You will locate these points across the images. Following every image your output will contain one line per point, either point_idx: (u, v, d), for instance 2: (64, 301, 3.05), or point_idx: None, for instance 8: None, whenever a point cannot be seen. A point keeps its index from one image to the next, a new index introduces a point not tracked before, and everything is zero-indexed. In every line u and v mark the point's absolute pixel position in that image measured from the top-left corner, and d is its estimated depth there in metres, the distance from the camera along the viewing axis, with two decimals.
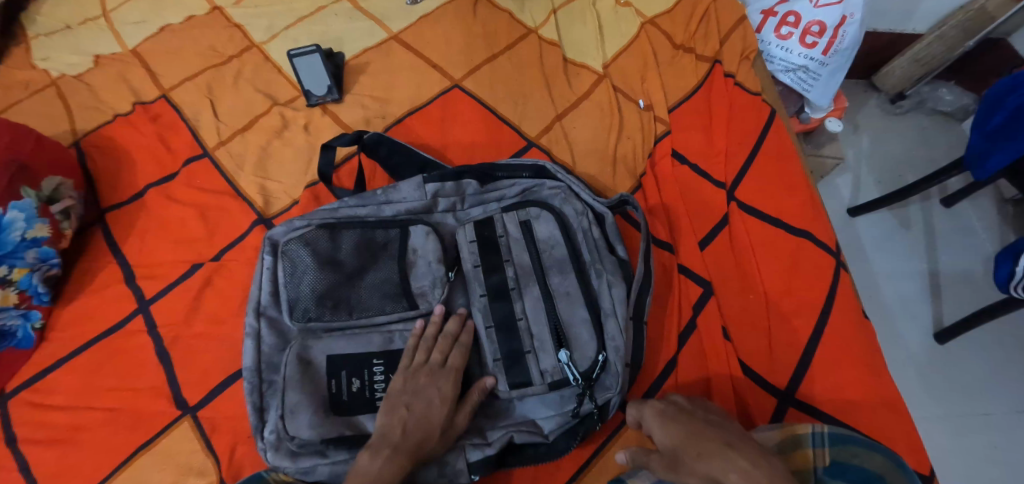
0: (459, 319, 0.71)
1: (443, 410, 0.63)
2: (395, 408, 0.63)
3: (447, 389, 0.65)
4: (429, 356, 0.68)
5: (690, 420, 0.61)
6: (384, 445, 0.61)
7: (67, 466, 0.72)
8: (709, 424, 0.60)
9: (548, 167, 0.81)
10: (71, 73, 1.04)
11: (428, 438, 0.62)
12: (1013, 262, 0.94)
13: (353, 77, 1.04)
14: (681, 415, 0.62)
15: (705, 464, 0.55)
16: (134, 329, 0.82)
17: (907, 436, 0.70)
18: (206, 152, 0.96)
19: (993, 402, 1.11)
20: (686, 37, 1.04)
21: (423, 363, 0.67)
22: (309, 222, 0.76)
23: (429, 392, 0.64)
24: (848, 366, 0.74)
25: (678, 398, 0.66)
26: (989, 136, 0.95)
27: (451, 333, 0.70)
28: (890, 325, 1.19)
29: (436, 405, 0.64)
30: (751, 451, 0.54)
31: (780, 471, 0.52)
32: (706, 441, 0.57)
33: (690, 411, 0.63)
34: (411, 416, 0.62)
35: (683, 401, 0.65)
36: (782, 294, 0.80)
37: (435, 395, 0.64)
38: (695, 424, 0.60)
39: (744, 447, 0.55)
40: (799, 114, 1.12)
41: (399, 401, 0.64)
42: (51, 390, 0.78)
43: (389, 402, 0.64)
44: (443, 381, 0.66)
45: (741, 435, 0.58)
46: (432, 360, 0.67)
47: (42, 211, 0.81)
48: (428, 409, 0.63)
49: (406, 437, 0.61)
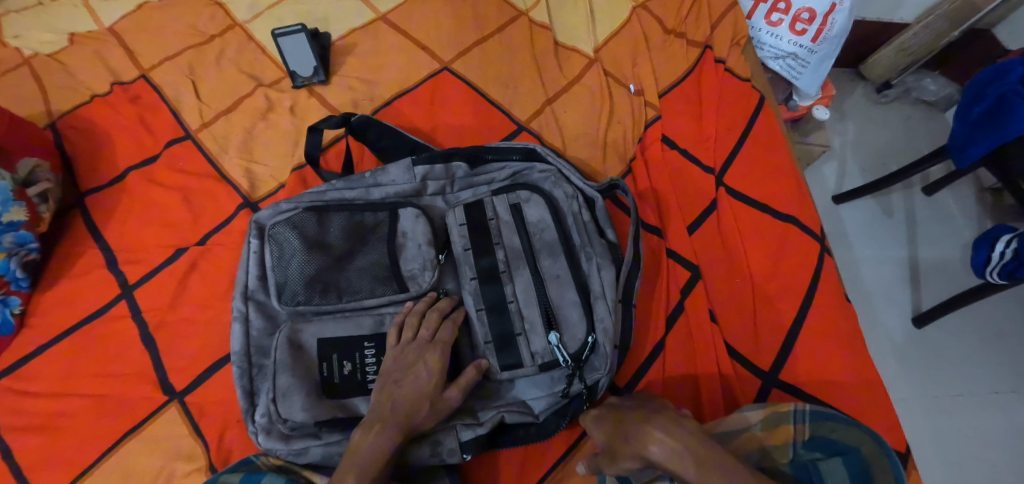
0: (451, 300, 0.71)
1: (432, 383, 0.63)
2: (385, 384, 0.63)
3: (433, 362, 0.64)
4: (417, 333, 0.68)
5: (616, 411, 0.61)
6: (375, 421, 0.61)
7: (52, 453, 0.71)
8: (630, 407, 0.61)
9: (538, 150, 0.81)
10: (45, 52, 1.01)
11: (417, 413, 0.62)
12: (990, 248, 0.98)
13: (340, 58, 1.02)
14: (615, 414, 0.61)
15: (633, 448, 0.57)
16: (117, 314, 0.80)
17: (885, 415, 0.72)
18: (188, 134, 0.94)
19: (966, 383, 1.14)
20: (678, 21, 1.03)
21: (412, 340, 0.67)
22: (297, 206, 0.75)
23: (416, 367, 0.64)
24: (831, 348, 0.76)
25: (610, 398, 0.66)
26: (972, 124, 0.96)
27: (443, 310, 0.70)
28: (871, 309, 1.22)
29: (424, 378, 0.63)
30: (662, 419, 0.56)
31: (697, 438, 0.54)
32: (629, 423, 0.58)
33: (621, 403, 0.63)
34: (400, 391, 0.62)
35: (615, 399, 0.64)
36: (768, 278, 0.81)
37: (423, 369, 0.64)
38: (621, 413, 0.61)
39: (659, 415, 0.57)
40: (787, 101, 1.14)
41: (389, 378, 0.64)
42: (33, 377, 0.76)
43: (381, 381, 0.64)
44: (430, 354, 0.65)
45: (656, 407, 0.59)
46: (420, 336, 0.67)
47: (19, 194, 0.78)
48: (416, 382, 0.63)
49: (395, 410, 0.61)
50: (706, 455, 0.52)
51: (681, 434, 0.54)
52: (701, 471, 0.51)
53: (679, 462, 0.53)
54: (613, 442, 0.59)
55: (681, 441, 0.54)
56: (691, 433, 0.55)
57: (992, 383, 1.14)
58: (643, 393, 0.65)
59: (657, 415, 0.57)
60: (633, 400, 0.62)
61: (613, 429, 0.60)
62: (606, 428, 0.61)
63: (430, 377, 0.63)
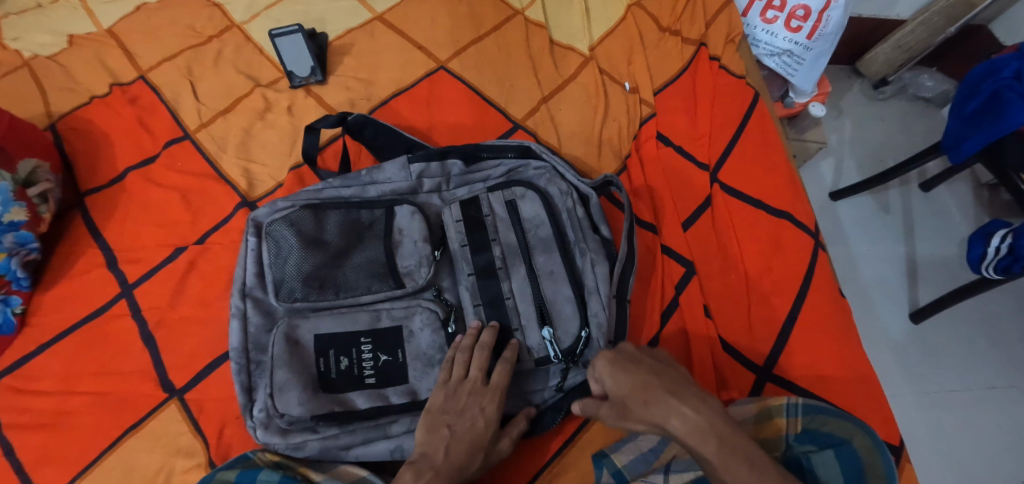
0: (516, 347, 0.68)
1: (488, 432, 0.62)
2: (438, 426, 0.61)
3: (491, 410, 0.63)
4: (467, 371, 0.66)
5: (634, 370, 0.60)
6: (427, 467, 0.58)
7: (53, 450, 0.72)
8: (651, 370, 0.59)
9: (533, 147, 0.81)
10: (45, 54, 1.02)
11: (470, 463, 0.60)
12: (985, 243, 0.99)
13: (337, 58, 1.03)
14: (638, 366, 0.60)
15: (652, 414, 0.56)
16: (117, 313, 0.81)
17: (879, 409, 0.72)
18: (187, 135, 0.95)
19: (963, 379, 1.15)
20: (672, 20, 1.04)
21: (462, 379, 0.65)
22: (294, 204, 0.75)
23: (472, 413, 0.62)
24: (825, 343, 0.76)
25: (625, 343, 0.64)
26: (967, 120, 0.97)
27: (509, 360, 0.67)
28: (868, 306, 1.22)
29: (479, 426, 0.62)
30: (690, 397, 0.56)
31: (722, 419, 0.54)
32: (651, 389, 0.57)
33: (644, 358, 0.62)
34: (454, 437, 0.61)
35: (631, 347, 0.63)
36: (762, 274, 0.81)
37: (478, 416, 0.62)
38: (645, 370, 0.59)
39: (686, 392, 0.57)
40: (783, 99, 1.15)
41: (440, 420, 0.62)
42: (35, 376, 0.77)
43: (428, 420, 0.62)
44: (487, 400, 0.63)
45: (685, 380, 0.59)
46: (473, 376, 0.65)
47: (19, 194, 0.79)
48: (472, 429, 0.61)
49: (449, 459, 0.59)
50: (731, 437, 0.53)
51: (709, 413, 0.55)
52: (722, 451, 0.52)
53: (700, 438, 0.53)
54: (630, 394, 0.59)
55: (705, 419, 0.54)
56: (717, 413, 0.55)
57: (988, 379, 1.15)
58: (663, 354, 0.64)
59: (686, 392, 0.57)
60: (658, 362, 0.62)
61: (633, 380, 0.59)
62: (619, 374, 0.60)
63: (485, 426, 0.62)
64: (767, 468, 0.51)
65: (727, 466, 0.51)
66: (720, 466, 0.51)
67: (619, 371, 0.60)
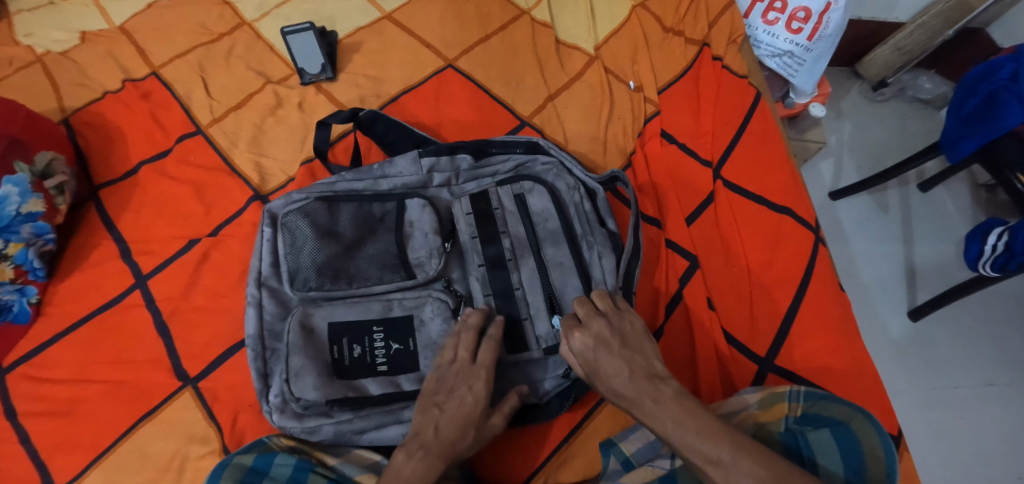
0: (500, 324, 0.69)
1: (477, 409, 0.63)
2: (428, 408, 0.63)
3: (479, 388, 0.64)
4: (458, 353, 0.67)
5: (603, 353, 0.62)
6: (417, 446, 0.60)
7: (68, 437, 0.74)
8: (616, 356, 0.61)
9: (542, 143, 0.84)
10: (57, 50, 1.04)
11: (462, 440, 0.61)
12: (983, 241, 1.00)
13: (346, 56, 1.05)
14: (601, 350, 0.62)
15: (620, 398, 0.61)
16: (131, 303, 0.83)
17: (878, 398, 0.74)
18: (199, 130, 0.96)
19: (960, 376, 1.17)
20: (676, 20, 1.05)
21: (453, 361, 0.66)
22: (309, 195, 0.77)
23: (460, 391, 0.64)
24: (826, 335, 0.77)
25: (594, 318, 0.65)
26: (964, 120, 0.99)
27: (495, 339, 0.68)
28: (867, 303, 1.24)
29: (468, 403, 0.63)
30: (644, 387, 0.59)
31: (681, 406, 0.56)
32: (616, 376, 0.60)
33: (607, 339, 0.63)
34: (444, 416, 0.62)
35: (603, 327, 0.64)
36: (763, 267, 0.83)
37: (467, 394, 0.64)
38: (605, 356, 0.62)
39: (641, 378, 0.60)
40: (784, 99, 1.17)
41: (431, 401, 0.64)
42: (51, 365, 0.79)
43: (422, 402, 0.64)
44: (475, 379, 0.65)
45: (646, 365, 0.61)
46: (460, 358, 0.66)
47: (36, 186, 0.81)
48: (460, 407, 0.63)
49: (438, 436, 0.61)
50: (686, 419, 0.55)
51: (664, 399, 0.57)
52: (677, 431, 0.55)
53: (660, 423, 0.57)
54: (601, 378, 0.62)
55: (666, 408, 0.57)
56: (672, 398, 0.57)
57: (986, 376, 1.17)
58: (633, 328, 0.64)
59: (642, 378, 0.60)
60: (621, 344, 0.62)
61: (598, 366, 0.62)
62: (588, 358, 0.63)
63: (474, 402, 0.63)
64: (720, 438, 0.53)
65: (684, 444, 0.55)
66: (680, 447, 0.55)
67: (587, 354, 0.63)
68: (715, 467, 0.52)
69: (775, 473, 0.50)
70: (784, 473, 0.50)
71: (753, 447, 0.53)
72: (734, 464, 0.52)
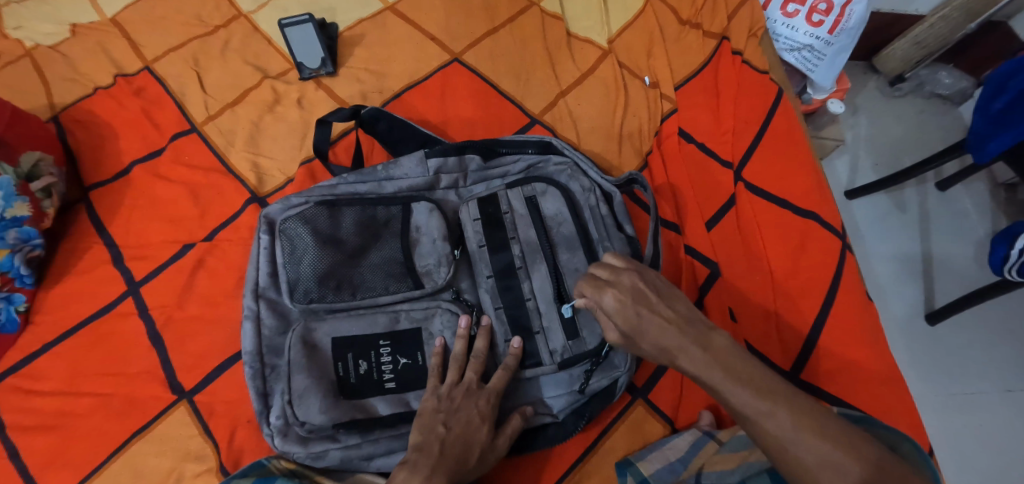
0: (517, 353, 0.67)
1: (484, 430, 0.60)
2: (433, 425, 0.59)
3: (485, 405, 0.61)
4: (462, 375, 0.64)
5: (643, 303, 0.55)
6: (422, 464, 0.55)
7: (58, 453, 0.70)
8: (660, 307, 0.55)
9: (554, 143, 0.79)
10: (47, 43, 0.99)
11: (468, 457, 0.57)
12: (1009, 245, 0.95)
13: (347, 50, 1.00)
14: (640, 305, 0.55)
15: (660, 351, 0.55)
16: (123, 311, 0.79)
17: (909, 414, 0.70)
18: (194, 128, 0.92)
19: (978, 381, 1.13)
20: (693, 12, 0.99)
21: (457, 384, 0.63)
22: (308, 199, 0.72)
23: (467, 411, 0.60)
24: (852, 347, 0.73)
25: (624, 273, 0.57)
26: (992, 120, 0.94)
27: (509, 367, 0.66)
28: (885, 306, 1.20)
29: (475, 423, 0.60)
30: (690, 332, 0.54)
31: (731, 350, 0.53)
32: (659, 328, 0.54)
33: (644, 293, 0.56)
34: (450, 435, 0.58)
35: (638, 280, 0.57)
36: (788, 276, 0.78)
37: (474, 414, 0.60)
38: (647, 310, 0.55)
39: (686, 328, 0.54)
40: (801, 93, 1.12)
41: (435, 419, 0.60)
42: (40, 377, 0.75)
43: (426, 420, 0.60)
44: (481, 399, 0.62)
45: (686, 312, 0.56)
46: (467, 379, 0.63)
47: (21, 189, 0.76)
48: (467, 425, 0.59)
49: (445, 455, 0.56)
50: (738, 368, 0.52)
51: (714, 346, 0.53)
52: (729, 381, 0.51)
53: (707, 371, 0.52)
54: (639, 335, 0.55)
55: (713, 353, 0.53)
56: (723, 345, 0.53)
57: (1004, 381, 1.13)
58: (661, 280, 0.58)
59: (688, 327, 0.54)
60: (658, 297, 0.56)
61: (639, 324, 0.55)
62: (625, 316, 0.55)
63: (481, 421, 0.60)
64: (778, 391, 0.50)
65: (734, 393, 0.51)
66: (727, 395, 0.51)
67: (624, 312, 0.55)
68: (772, 420, 0.49)
69: (829, 428, 0.48)
70: (836, 431, 0.48)
71: (803, 398, 0.51)
72: (790, 411, 0.49)
